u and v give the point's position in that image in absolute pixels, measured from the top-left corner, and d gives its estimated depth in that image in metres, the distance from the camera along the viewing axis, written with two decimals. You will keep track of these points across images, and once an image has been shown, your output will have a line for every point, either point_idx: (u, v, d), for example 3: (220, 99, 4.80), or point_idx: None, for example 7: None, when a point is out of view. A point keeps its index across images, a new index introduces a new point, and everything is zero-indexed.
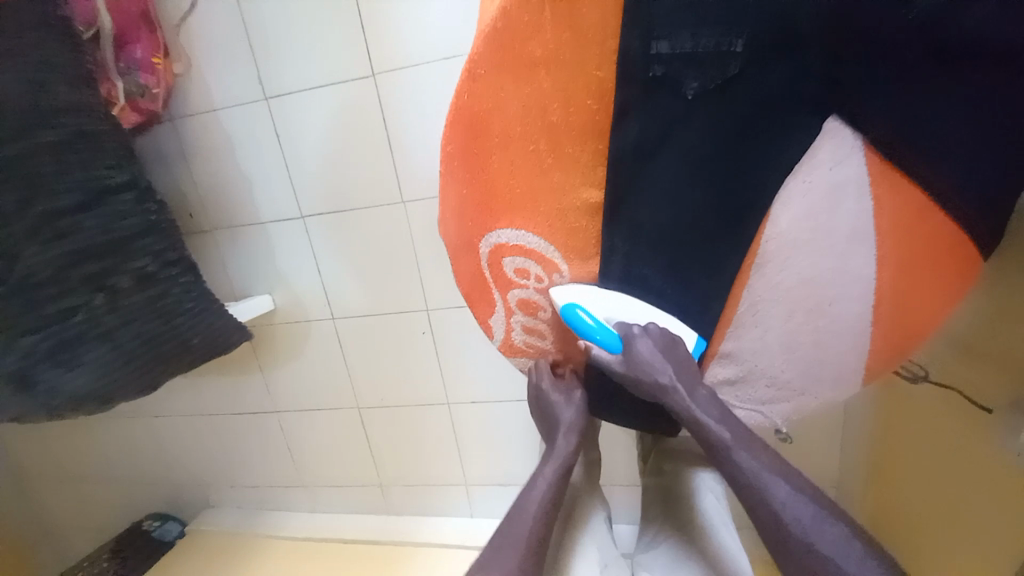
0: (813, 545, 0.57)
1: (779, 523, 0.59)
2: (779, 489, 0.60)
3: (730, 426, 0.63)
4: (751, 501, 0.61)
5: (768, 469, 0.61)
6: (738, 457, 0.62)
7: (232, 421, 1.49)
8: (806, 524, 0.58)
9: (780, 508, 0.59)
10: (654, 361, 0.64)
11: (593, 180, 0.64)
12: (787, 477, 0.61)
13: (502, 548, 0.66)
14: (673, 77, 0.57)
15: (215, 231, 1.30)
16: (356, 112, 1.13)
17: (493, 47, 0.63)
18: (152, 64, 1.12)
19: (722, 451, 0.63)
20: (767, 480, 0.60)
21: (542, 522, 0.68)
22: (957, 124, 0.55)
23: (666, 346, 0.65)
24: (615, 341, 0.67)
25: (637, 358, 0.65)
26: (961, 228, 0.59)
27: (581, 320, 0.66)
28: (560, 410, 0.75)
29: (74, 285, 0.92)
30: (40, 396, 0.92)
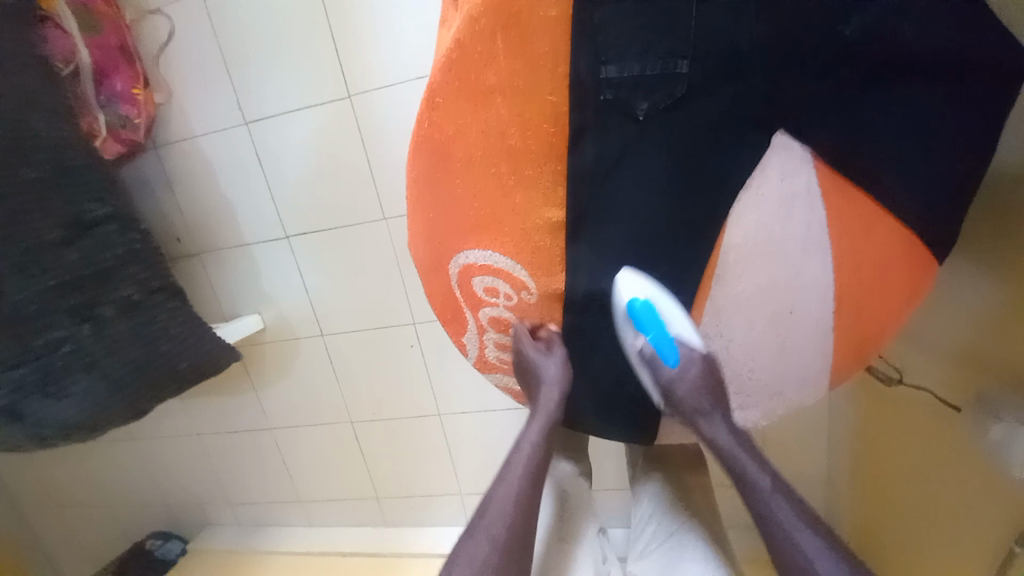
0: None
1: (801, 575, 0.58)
2: (806, 539, 0.59)
3: (767, 469, 0.63)
4: (779, 553, 0.61)
5: (799, 520, 0.60)
6: (772, 503, 0.61)
7: (227, 440, 1.50)
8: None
9: (804, 562, 0.58)
10: (702, 391, 0.64)
11: (553, 199, 0.66)
12: (819, 532, 0.60)
13: (487, 523, 0.65)
14: (623, 98, 0.58)
15: (201, 254, 1.32)
16: (334, 132, 1.15)
17: (452, 76, 0.65)
18: (131, 95, 1.13)
19: (750, 491, 0.63)
20: (796, 531, 0.60)
21: (529, 497, 0.66)
22: (898, 133, 0.57)
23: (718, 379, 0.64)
24: (670, 353, 0.65)
25: (686, 381, 0.64)
26: (913, 231, 0.61)
27: (642, 314, 0.64)
28: (539, 368, 0.71)
29: (58, 315, 0.94)
30: (29, 425, 0.94)
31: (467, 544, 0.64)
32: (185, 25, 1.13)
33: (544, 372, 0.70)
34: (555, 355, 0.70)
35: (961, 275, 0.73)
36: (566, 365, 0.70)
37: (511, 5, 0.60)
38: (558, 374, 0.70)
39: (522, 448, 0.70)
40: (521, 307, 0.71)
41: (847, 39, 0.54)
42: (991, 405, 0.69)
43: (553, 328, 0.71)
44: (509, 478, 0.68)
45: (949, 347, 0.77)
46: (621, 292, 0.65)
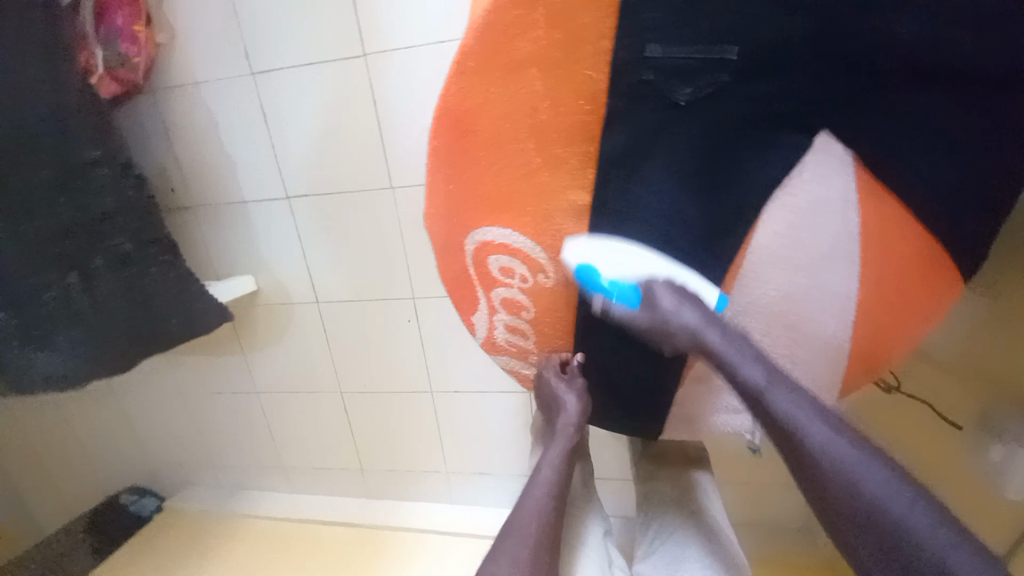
0: (860, 494, 0.51)
1: (819, 468, 0.53)
2: (818, 431, 0.54)
3: (761, 361, 0.58)
4: (787, 447, 0.56)
5: (806, 408, 0.55)
6: (771, 395, 0.56)
7: (211, 401, 1.48)
8: (848, 469, 0.52)
9: (820, 454, 0.53)
10: (678, 308, 0.59)
11: (581, 182, 0.63)
12: (827, 419, 0.55)
13: (505, 548, 0.63)
14: (665, 83, 0.56)
15: (196, 208, 1.27)
16: (345, 92, 1.10)
17: (484, 41, 0.61)
18: (134, 35, 1.05)
19: (750, 389, 0.57)
20: (805, 421, 0.55)
21: (547, 521, 0.66)
22: (944, 144, 0.55)
23: (688, 297, 0.60)
24: (632, 294, 0.63)
25: (659, 305, 0.60)
26: (942, 246, 0.59)
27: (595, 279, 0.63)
28: (561, 400, 0.72)
29: (45, 263, 0.91)
30: (22, 372, 0.92)
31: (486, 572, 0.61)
32: None
33: (563, 409, 0.72)
34: (575, 386, 0.71)
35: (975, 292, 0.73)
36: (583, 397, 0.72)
37: None
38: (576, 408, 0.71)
39: (539, 479, 0.70)
40: (535, 290, 0.69)
41: (904, 41, 0.52)
42: (995, 425, 0.72)
43: (581, 359, 0.71)
44: (527, 506, 0.67)
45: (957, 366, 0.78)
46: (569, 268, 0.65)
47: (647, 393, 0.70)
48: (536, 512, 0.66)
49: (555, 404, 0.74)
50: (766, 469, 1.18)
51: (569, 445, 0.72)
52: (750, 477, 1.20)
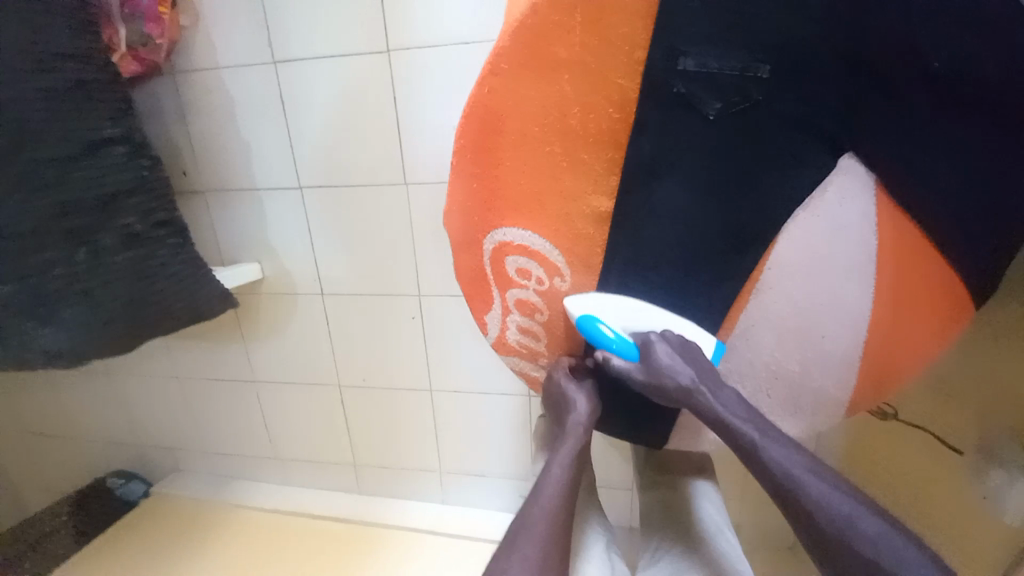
0: (857, 551, 0.54)
1: (819, 527, 0.55)
2: (815, 487, 0.56)
3: (755, 420, 0.59)
4: (785, 501, 0.58)
5: (802, 467, 0.57)
6: (766, 451, 0.58)
7: (207, 388, 1.46)
8: (844, 521, 0.55)
9: (819, 513, 0.55)
10: (675, 365, 0.61)
11: (604, 188, 0.64)
12: (823, 478, 0.57)
13: (514, 553, 0.63)
14: (696, 96, 0.57)
15: (206, 192, 1.27)
16: (366, 86, 1.11)
17: (518, 43, 0.61)
18: (159, 17, 1.06)
19: (749, 448, 0.58)
20: (803, 479, 0.56)
21: (555, 524, 0.65)
22: (963, 173, 0.56)
23: (687, 354, 0.62)
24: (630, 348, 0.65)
25: (658, 355, 0.62)
26: (956, 272, 0.60)
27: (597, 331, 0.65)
28: (570, 401, 0.70)
29: (55, 238, 0.90)
30: (24, 346, 0.91)
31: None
32: None
33: (571, 411, 0.70)
34: (583, 388, 0.71)
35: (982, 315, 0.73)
36: (592, 397, 0.70)
37: None
38: (585, 409, 0.70)
39: (549, 480, 0.68)
40: (551, 293, 0.69)
41: (931, 71, 0.53)
42: (992, 452, 0.72)
43: (591, 364, 0.72)
44: (537, 509, 0.66)
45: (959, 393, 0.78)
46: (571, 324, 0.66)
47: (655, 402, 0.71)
48: (546, 515, 0.66)
49: (562, 406, 0.72)
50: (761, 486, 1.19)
51: (580, 443, 0.69)
52: (745, 493, 1.20)
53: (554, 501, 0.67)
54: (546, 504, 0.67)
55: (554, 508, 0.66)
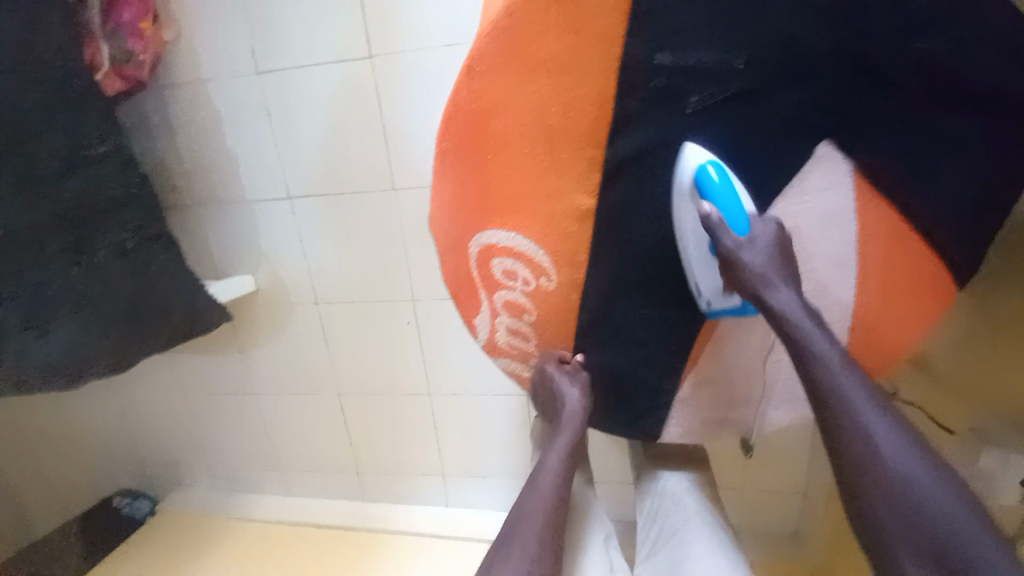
0: (892, 478, 0.49)
1: (860, 448, 0.50)
2: (866, 405, 0.52)
3: (827, 332, 0.54)
4: (835, 425, 0.52)
5: (865, 393, 0.52)
6: (831, 369, 0.53)
7: (207, 402, 1.47)
8: (897, 455, 0.50)
9: (863, 433, 0.51)
10: (770, 263, 0.55)
11: (587, 186, 0.64)
12: (883, 408, 0.52)
13: (509, 549, 0.64)
14: (674, 91, 0.57)
15: (197, 207, 1.27)
16: (351, 93, 1.11)
17: (500, 44, 0.60)
18: (140, 31, 1.06)
19: (803, 356, 0.54)
20: (860, 405, 0.52)
21: (548, 522, 0.66)
22: (946, 158, 0.56)
23: (785, 255, 0.56)
24: (741, 223, 0.57)
25: (757, 251, 0.56)
26: (942, 258, 0.60)
27: (710, 182, 0.57)
28: (565, 394, 0.71)
29: (46, 254, 0.89)
30: (10, 368, 0.87)
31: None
32: None
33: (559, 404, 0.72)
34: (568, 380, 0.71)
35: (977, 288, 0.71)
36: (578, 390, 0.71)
37: None
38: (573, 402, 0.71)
39: (544, 474, 0.71)
40: (538, 294, 0.70)
41: (912, 53, 0.53)
42: (990, 436, 0.69)
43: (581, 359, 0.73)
44: (536, 497, 0.69)
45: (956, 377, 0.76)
46: (689, 161, 0.58)
47: (647, 397, 0.71)
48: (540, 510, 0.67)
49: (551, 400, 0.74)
50: (763, 476, 1.19)
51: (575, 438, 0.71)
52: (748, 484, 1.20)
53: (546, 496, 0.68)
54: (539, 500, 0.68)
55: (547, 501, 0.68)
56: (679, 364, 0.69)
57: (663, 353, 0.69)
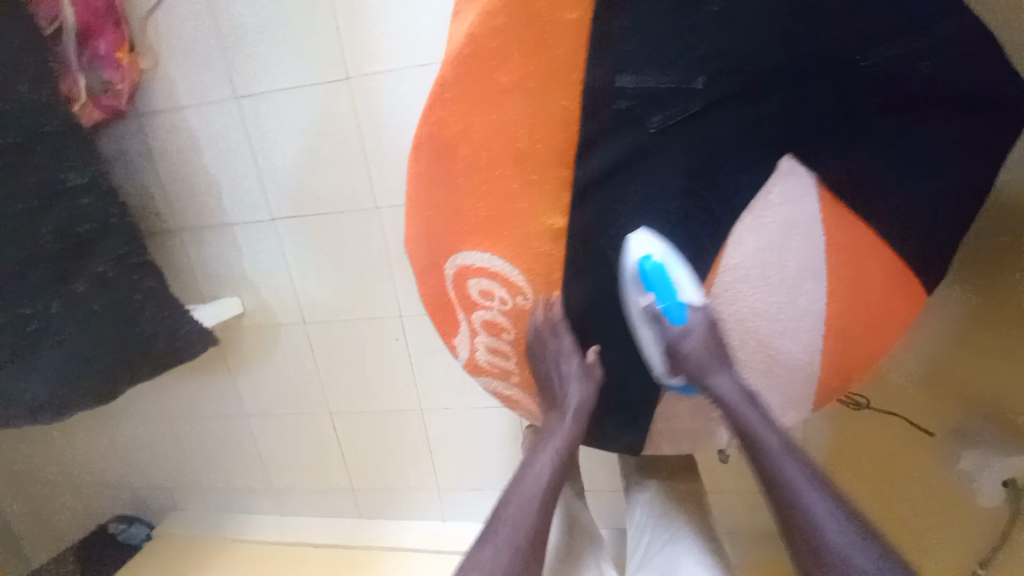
0: (844, 559, 0.59)
1: (813, 535, 0.61)
2: (815, 496, 0.62)
3: (777, 432, 0.64)
4: (783, 507, 0.63)
5: (805, 478, 0.62)
6: (780, 460, 0.63)
7: (199, 425, 1.46)
8: (831, 529, 0.60)
9: (816, 522, 0.61)
10: (702, 356, 0.63)
11: (557, 207, 0.64)
12: (819, 488, 0.63)
13: (493, 541, 0.67)
14: (636, 112, 0.58)
15: (181, 232, 1.27)
16: (329, 114, 1.12)
17: (464, 72, 0.61)
18: (115, 60, 1.06)
19: (757, 451, 0.64)
20: (802, 489, 0.62)
21: (536, 520, 0.68)
22: (904, 167, 0.57)
23: (716, 348, 0.62)
24: (677, 313, 0.63)
25: (693, 345, 0.62)
26: (905, 262, 0.61)
27: (650, 274, 0.61)
28: (573, 390, 0.68)
29: (28, 290, 0.90)
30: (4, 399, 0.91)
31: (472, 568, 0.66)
32: None
33: (563, 391, 0.70)
34: (580, 367, 0.68)
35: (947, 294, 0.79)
36: (589, 381, 0.68)
37: (534, 8, 0.58)
38: (584, 394, 0.68)
39: (529, 478, 0.70)
40: (515, 312, 0.70)
41: (862, 69, 0.55)
42: (974, 435, 0.78)
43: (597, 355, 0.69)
44: (516, 509, 0.69)
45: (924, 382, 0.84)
46: (632, 252, 0.61)
47: (626, 409, 0.72)
48: (527, 505, 0.69)
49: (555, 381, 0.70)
50: None
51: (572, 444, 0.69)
52: None
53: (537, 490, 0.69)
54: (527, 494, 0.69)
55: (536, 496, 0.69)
56: (656, 379, 0.68)
57: (641, 367, 0.69)
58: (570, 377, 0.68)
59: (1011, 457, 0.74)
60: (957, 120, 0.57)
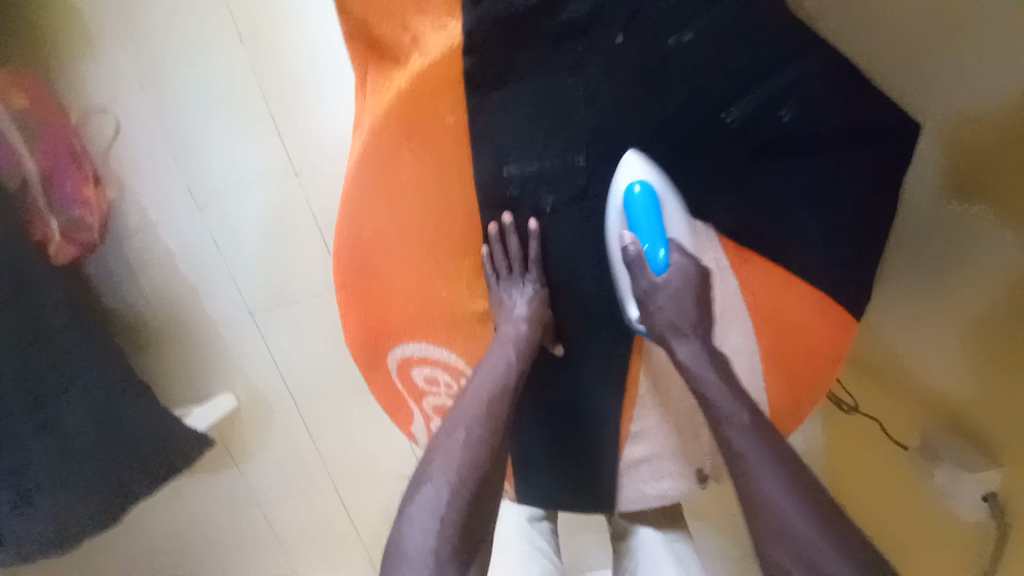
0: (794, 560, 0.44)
1: (765, 529, 0.46)
2: (760, 467, 0.48)
3: (720, 367, 0.54)
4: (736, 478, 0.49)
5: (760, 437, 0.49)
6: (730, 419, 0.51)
7: (216, 517, 1.49)
8: (783, 507, 0.46)
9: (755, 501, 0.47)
10: (677, 306, 0.56)
11: (478, 290, 0.67)
12: (776, 452, 0.49)
13: (448, 447, 0.56)
14: (530, 195, 0.61)
15: (169, 338, 1.33)
16: (286, 211, 1.15)
17: (365, 185, 0.64)
18: (84, 197, 1.14)
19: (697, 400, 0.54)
20: (754, 451, 0.49)
21: (479, 473, 0.54)
22: (804, 204, 0.57)
23: (690, 291, 0.56)
24: (658, 260, 0.57)
25: (670, 296, 0.56)
26: (829, 292, 0.59)
27: (641, 209, 0.57)
28: (512, 310, 0.63)
29: (26, 436, 0.93)
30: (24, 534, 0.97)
31: (426, 482, 0.54)
32: (133, 121, 1.15)
33: (513, 309, 0.63)
34: (533, 288, 0.63)
35: (903, 272, 0.71)
36: (542, 303, 0.63)
37: (413, 117, 0.60)
38: (534, 314, 0.62)
39: (451, 445, 0.56)
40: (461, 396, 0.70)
41: (731, 124, 0.55)
42: (942, 446, 0.66)
43: (559, 351, 0.67)
44: (431, 484, 0.53)
45: (887, 360, 0.75)
46: (622, 181, 0.58)
47: (586, 475, 0.70)
48: (484, 407, 0.58)
49: (508, 301, 0.63)
50: None
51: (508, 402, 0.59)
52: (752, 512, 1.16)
53: (494, 390, 0.59)
54: (481, 403, 0.58)
55: (492, 398, 0.58)
56: (614, 439, 0.68)
57: (593, 430, 0.69)
58: (523, 297, 0.63)
59: (972, 469, 0.62)
60: (854, 158, 0.56)
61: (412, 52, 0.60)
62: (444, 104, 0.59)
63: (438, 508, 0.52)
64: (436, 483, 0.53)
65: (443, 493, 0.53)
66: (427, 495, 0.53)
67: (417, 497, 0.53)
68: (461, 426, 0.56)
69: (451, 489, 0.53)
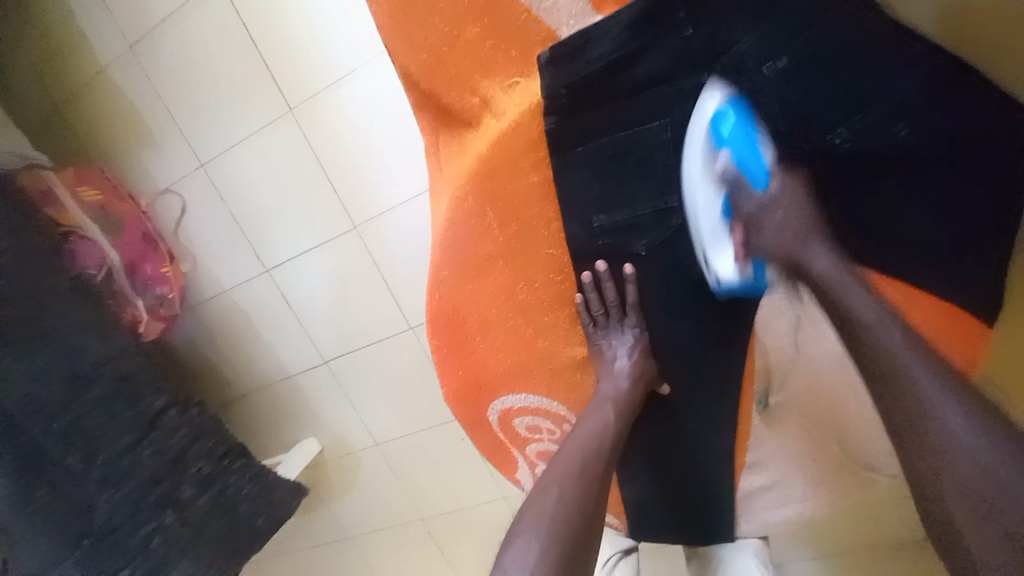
0: None
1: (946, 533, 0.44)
2: (990, 468, 0.42)
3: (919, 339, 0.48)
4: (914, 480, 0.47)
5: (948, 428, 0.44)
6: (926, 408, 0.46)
7: (313, 555, 1.55)
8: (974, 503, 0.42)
9: (953, 503, 0.43)
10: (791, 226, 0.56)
11: (574, 338, 0.68)
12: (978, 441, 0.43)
13: (540, 503, 0.56)
14: (620, 239, 0.60)
15: (251, 392, 1.39)
16: (350, 264, 1.16)
17: (452, 255, 0.64)
18: (163, 275, 1.20)
19: (893, 384, 0.48)
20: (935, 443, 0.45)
21: (574, 530, 0.54)
22: (919, 215, 0.53)
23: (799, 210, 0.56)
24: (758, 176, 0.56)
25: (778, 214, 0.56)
26: (948, 303, 0.55)
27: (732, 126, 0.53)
28: (613, 355, 0.64)
29: (146, 513, 0.94)
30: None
31: (518, 535, 0.54)
32: (195, 197, 1.20)
33: (616, 359, 0.64)
34: (634, 333, 0.64)
35: None
36: (643, 350, 0.64)
37: (495, 179, 0.60)
38: (637, 363, 0.63)
39: (541, 499, 0.56)
40: None
41: (833, 149, 0.53)
42: None
43: (667, 387, 0.67)
44: (520, 532, 0.54)
45: None
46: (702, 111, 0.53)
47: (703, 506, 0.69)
48: (579, 462, 0.58)
49: (610, 351, 0.64)
50: None
51: (599, 454, 0.59)
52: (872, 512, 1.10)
53: (593, 442, 0.60)
54: (576, 455, 0.59)
55: (590, 454, 0.59)
56: (731, 468, 0.67)
57: (707, 461, 0.68)
58: (625, 347, 0.64)
59: None
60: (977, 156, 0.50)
61: (483, 114, 0.61)
62: (527, 166, 0.60)
63: (530, 560, 0.52)
64: (527, 537, 0.53)
65: (533, 548, 0.52)
66: (519, 549, 0.53)
67: (511, 549, 0.54)
68: (553, 484, 0.57)
69: (542, 545, 0.52)
